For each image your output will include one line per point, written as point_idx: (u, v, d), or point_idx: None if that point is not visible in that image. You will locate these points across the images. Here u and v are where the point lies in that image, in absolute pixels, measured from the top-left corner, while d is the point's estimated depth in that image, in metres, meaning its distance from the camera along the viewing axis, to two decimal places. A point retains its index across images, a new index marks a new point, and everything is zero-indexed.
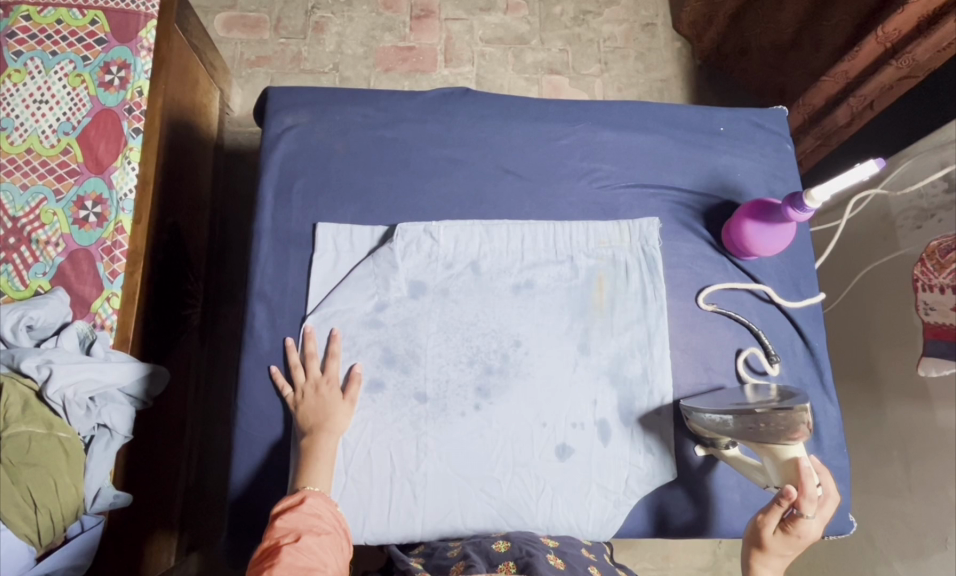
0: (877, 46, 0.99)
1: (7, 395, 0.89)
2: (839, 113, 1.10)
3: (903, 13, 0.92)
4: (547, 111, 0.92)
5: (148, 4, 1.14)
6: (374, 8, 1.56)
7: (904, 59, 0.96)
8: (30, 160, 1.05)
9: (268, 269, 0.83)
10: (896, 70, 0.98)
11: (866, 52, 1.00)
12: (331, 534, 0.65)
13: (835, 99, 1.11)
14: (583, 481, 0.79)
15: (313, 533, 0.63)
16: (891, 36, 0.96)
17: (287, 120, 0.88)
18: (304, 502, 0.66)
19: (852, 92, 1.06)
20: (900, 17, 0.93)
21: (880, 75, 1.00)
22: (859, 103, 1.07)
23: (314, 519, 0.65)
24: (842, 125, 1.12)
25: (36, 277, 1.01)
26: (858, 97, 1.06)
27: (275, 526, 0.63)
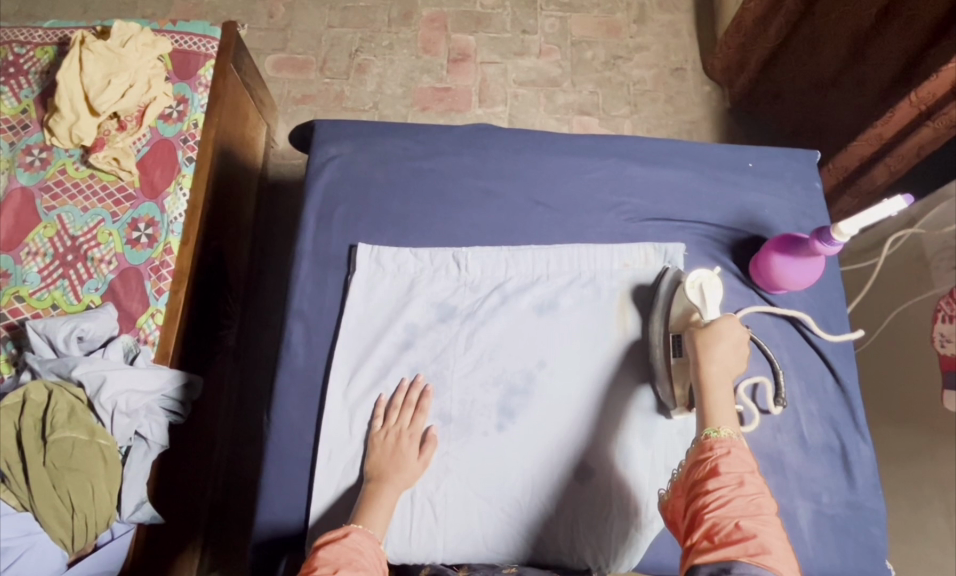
0: (910, 110, 1.02)
1: (56, 401, 0.94)
2: (877, 172, 1.14)
3: (937, 79, 0.96)
4: (578, 146, 0.96)
5: (208, 45, 1.24)
6: (414, 52, 1.65)
7: (941, 120, 0.99)
8: (92, 185, 1.14)
9: (307, 288, 0.87)
10: (932, 130, 1.01)
11: (900, 115, 1.04)
12: (370, 570, 0.63)
13: (870, 159, 1.15)
14: (605, 506, 0.79)
15: (351, 567, 0.61)
16: (924, 100, 1.00)
17: (331, 151, 0.93)
18: (347, 535, 0.65)
19: (888, 153, 1.10)
20: (934, 82, 0.97)
21: (918, 135, 1.03)
22: (897, 162, 1.10)
23: (355, 554, 0.63)
24: (881, 181, 1.15)
25: (89, 292, 1.08)
26: (895, 157, 1.09)
27: (316, 556, 0.63)
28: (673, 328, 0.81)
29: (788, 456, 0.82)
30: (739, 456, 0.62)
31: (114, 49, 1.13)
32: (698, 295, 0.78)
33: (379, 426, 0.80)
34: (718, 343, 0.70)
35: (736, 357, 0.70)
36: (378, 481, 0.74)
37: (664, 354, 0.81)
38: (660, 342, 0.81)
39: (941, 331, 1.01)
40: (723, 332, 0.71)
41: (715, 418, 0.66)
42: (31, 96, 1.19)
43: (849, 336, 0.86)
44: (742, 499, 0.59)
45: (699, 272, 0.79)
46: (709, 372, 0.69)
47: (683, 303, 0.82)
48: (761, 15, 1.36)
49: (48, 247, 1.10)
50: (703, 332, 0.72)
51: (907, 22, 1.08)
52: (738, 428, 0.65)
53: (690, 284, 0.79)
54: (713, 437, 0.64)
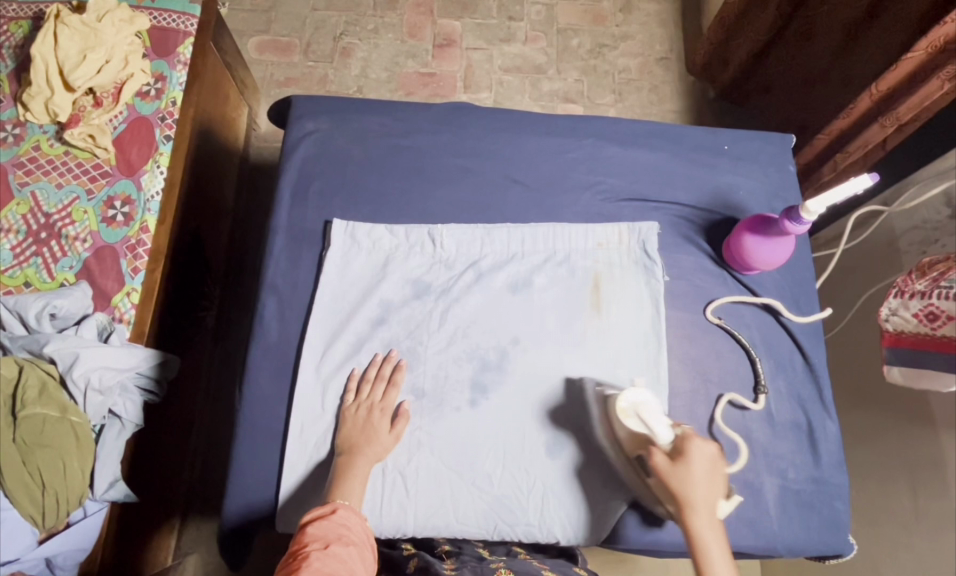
0: (869, 103, 1.05)
1: (26, 377, 0.94)
2: (827, 168, 1.19)
3: (894, 72, 0.98)
4: (557, 126, 0.96)
5: (187, 22, 1.23)
6: (399, 36, 1.64)
7: (887, 119, 1.03)
8: (67, 162, 1.12)
9: (281, 265, 0.87)
10: (881, 128, 1.04)
11: (860, 107, 1.07)
12: (360, 545, 0.64)
13: (826, 156, 1.20)
14: (573, 477, 0.80)
15: (341, 543, 0.62)
16: (880, 95, 1.02)
17: (309, 127, 0.93)
18: (336, 512, 0.65)
19: (840, 149, 1.15)
20: (891, 76, 0.99)
21: (868, 133, 1.07)
22: (845, 159, 1.15)
23: (344, 529, 0.64)
24: (830, 179, 1.21)
25: (62, 270, 1.07)
26: (846, 152, 1.13)
27: (305, 532, 0.63)
28: (632, 451, 0.75)
29: (756, 434, 0.83)
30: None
31: (89, 24, 1.11)
32: (639, 422, 0.72)
33: (351, 400, 0.80)
34: (693, 486, 0.66)
35: (713, 489, 0.66)
36: (350, 454, 0.75)
37: (636, 476, 0.76)
38: (623, 461, 0.77)
39: (889, 305, 0.91)
40: (691, 469, 0.66)
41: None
42: (5, 71, 1.16)
43: (818, 316, 0.87)
44: None
45: (628, 395, 0.74)
46: (694, 526, 0.65)
47: (625, 428, 0.75)
48: (745, 8, 1.38)
49: (21, 224, 1.08)
50: (670, 473, 0.67)
51: (895, 16, 1.05)
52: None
53: (623, 413, 0.74)
54: None
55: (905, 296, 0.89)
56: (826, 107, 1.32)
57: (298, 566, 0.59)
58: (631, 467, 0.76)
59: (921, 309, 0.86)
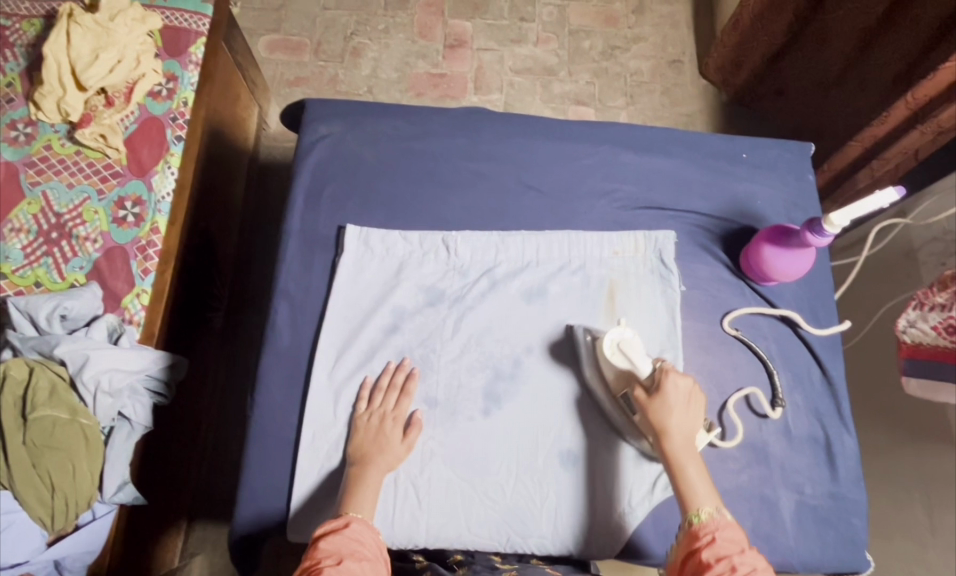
0: (906, 111, 1.00)
1: (37, 378, 0.94)
2: (863, 175, 1.14)
3: (931, 81, 0.93)
4: (572, 131, 0.95)
5: (199, 22, 1.22)
6: (409, 36, 1.63)
7: (929, 125, 0.98)
8: (78, 161, 1.12)
9: (293, 269, 0.86)
10: (921, 134, 1.00)
11: (895, 117, 1.02)
12: (373, 560, 0.63)
13: (858, 163, 1.15)
14: (585, 488, 0.79)
15: (354, 558, 0.61)
16: (918, 102, 0.97)
17: (322, 130, 0.92)
18: (348, 526, 0.65)
19: (876, 156, 1.09)
20: (929, 83, 0.94)
21: (906, 140, 1.02)
22: (881, 167, 1.10)
23: (357, 544, 0.63)
24: (866, 187, 1.16)
25: (73, 270, 1.06)
26: (882, 160, 1.08)
27: (317, 547, 0.62)
28: (617, 389, 0.78)
29: (772, 447, 0.82)
30: (727, 535, 0.63)
31: (102, 23, 1.11)
32: (623, 359, 0.75)
33: (363, 408, 0.79)
34: (671, 414, 0.70)
35: (690, 416, 0.71)
36: (362, 463, 0.74)
37: (621, 412, 0.79)
38: (609, 400, 0.79)
39: (908, 317, 0.89)
40: (669, 399, 0.71)
41: (693, 501, 0.67)
42: (17, 70, 1.16)
43: (836, 329, 0.86)
44: None
45: (612, 334, 0.76)
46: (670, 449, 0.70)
47: (611, 367, 0.77)
48: (760, 13, 1.33)
49: (32, 224, 1.08)
50: (651, 404, 0.71)
51: (914, 20, 1.05)
52: (716, 503, 0.67)
53: (610, 351, 0.76)
54: (697, 523, 0.64)
55: (924, 308, 0.88)
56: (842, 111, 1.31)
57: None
58: (617, 406, 0.79)
59: (940, 321, 0.85)
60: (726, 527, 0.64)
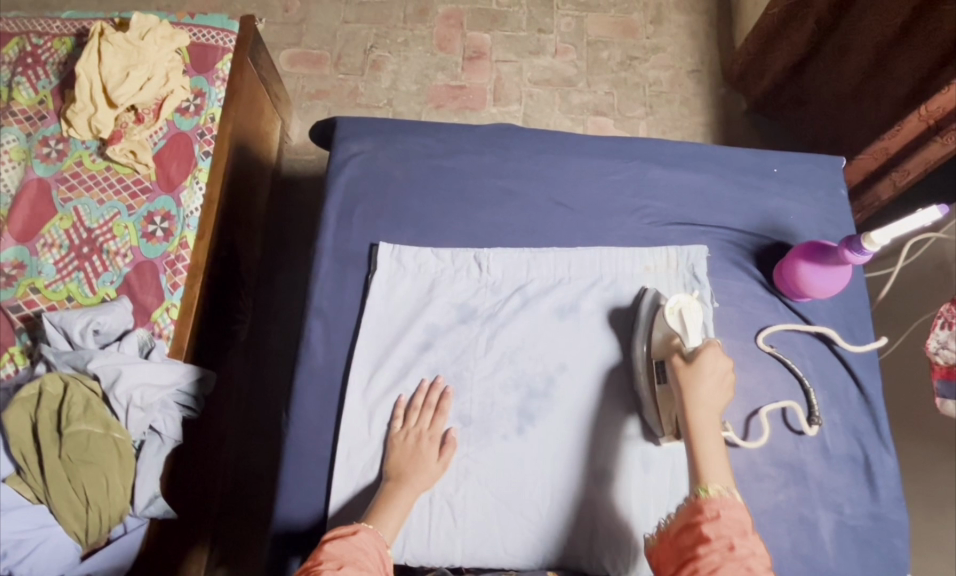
0: (921, 123, 1.01)
1: (72, 395, 0.94)
2: (882, 188, 1.15)
3: (947, 93, 0.95)
4: (601, 147, 0.95)
5: (226, 39, 1.24)
6: (429, 49, 1.64)
7: (948, 137, 0.99)
8: (108, 177, 1.13)
9: (327, 287, 0.87)
10: (941, 146, 1.01)
11: (909, 128, 1.03)
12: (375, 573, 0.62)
13: (875, 174, 1.15)
14: (621, 507, 0.78)
15: (355, 566, 0.60)
16: (934, 114, 0.99)
17: (353, 148, 0.93)
18: (356, 534, 0.64)
19: (895, 168, 1.10)
20: (945, 96, 0.96)
21: (925, 151, 1.03)
22: (902, 177, 1.11)
23: (360, 554, 0.62)
24: (886, 198, 1.17)
25: (104, 284, 1.08)
26: (902, 171, 1.10)
27: (322, 549, 0.62)
28: (656, 353, 0.79)
29: (810, 465, 0.81)
30: (732, 516, 0.62)
31: (132, 42, 1.12)
32: (678, 321, 0.79)
33: (398, 427, 0.79)
34: (701, 385, 0.70)
35: (719, 392, 0.71)
36: (396, 481, 0.74)
37: (650, 383, 0.79)
38: (646, 326, 0.82)
39: (937, 337, 0.92)
40: (705, 369, 0.71)
41: (705, 474, 0.65)
42: (48, 87, 1.18)
43: (873, 345, 0.85)
44: (733, 565, 0.58)
45: (679, 298, 0.80)
46: (696, 419, 0.69)
47: (662, 328, 0.80)
48: (783, 22, 1.34)
49: (64, 239, 1.09)
50: (686, 369, 0.72)
51: (930, 34, 1.05)
52: (727, 482, 0.65)
53: (670, 310, 0.80)
54: (703, 496, 0.63)
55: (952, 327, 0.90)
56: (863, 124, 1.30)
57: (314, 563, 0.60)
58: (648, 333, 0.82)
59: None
60: (732, 508, 0.62)
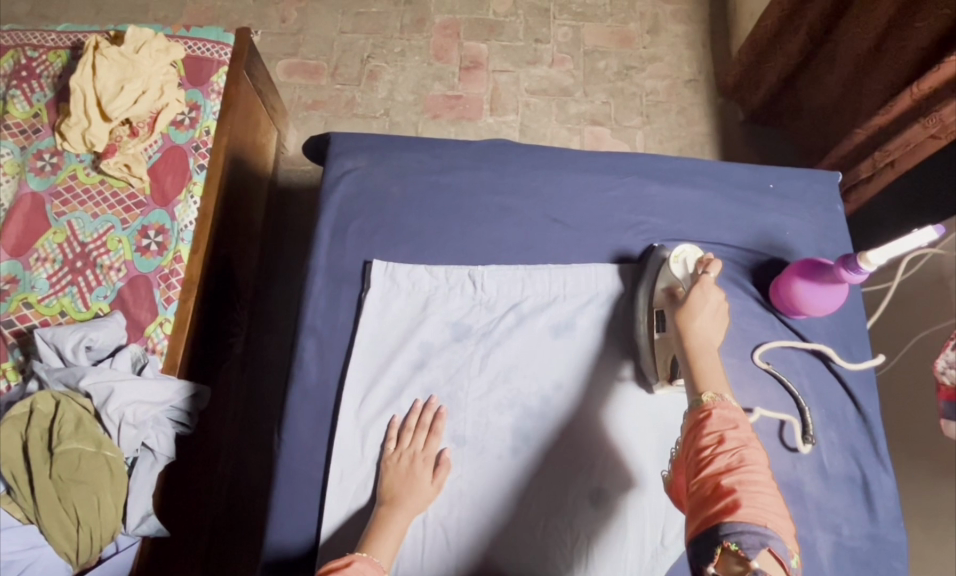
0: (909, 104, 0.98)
1: (63, 412, 0.93)
2: (862, 167, 1.09)
3: (937, 73, 0.91)
4: (596, 163, 0.94)
5: (221, 52, 1.24)
6: (425, 59, 1.64)
7: (931, 120, 0.94)
8: (102, 191, 1.13)
9: (321, 305, 0.86)
10: (923, 130, 0.96)
11: (898, 107, 0.99)
12: None
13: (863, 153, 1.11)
14: (618, 528, 0.77)
15: None
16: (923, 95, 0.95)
17: (347, 164, 0.92)
18: (351, 564, 0.61)
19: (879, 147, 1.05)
20: (934, 75, 0.92)
21: (907, 134, 0.98)
22: (883, 159, 1.05)
23: None
24: (866, 180, 1.11)
25: (97, 299, 1.07)
26: (883, 152, 1.04)
27: None
28: (657, 303, 0.81)
29: (808, 485, 0.80)
30: (725, 413, 0.62)
31: (127, 55, 1.12)
32: (680, 268, 0.83)
33: (392, 449, 0.78)
34: (693, 317, 0.71)
35: (716, 324, 0.71)
36: (391, 505, 0.73)
37: (649, 330, 0.82)
38: (645, 316, 0.82)
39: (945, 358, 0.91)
40: (697, 304, 0.72)
41: (702, 383, 0.66)
42: (43, 101, 1.18)
43: (871, 363, 0.84)
44: (725, 455, 0.58)
45: (684, 247, 0.84)
46: (692, 344, 0.69)
47: (666, 278, 0.83)
48: (776, 31, 1.32)
49: (57, 253, 1.09)
50: (680, 308, 0.73)
51: (899, 50, 1.08)
52: (723, 389, 0.65)
53: (674, 258, 0.83)
54: (701, 401, 0.64)
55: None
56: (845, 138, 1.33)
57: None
58: (650, 320, 0.82)
59: None
60: (725, 406, 0.62)
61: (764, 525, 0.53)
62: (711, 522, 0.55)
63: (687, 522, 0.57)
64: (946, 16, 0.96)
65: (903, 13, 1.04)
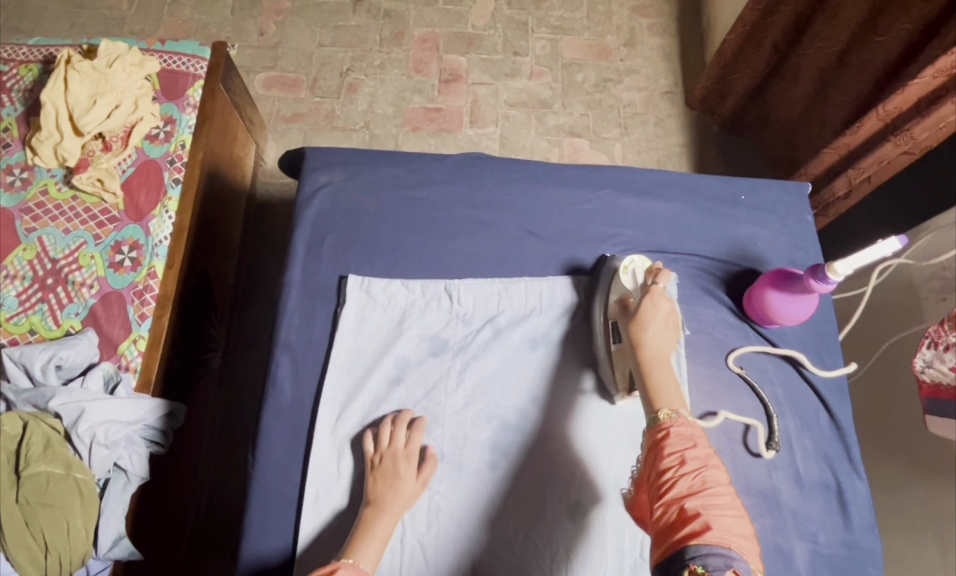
0: (877, 122, 0.99)
1: (31, 434, 0.91)
2: (838, 184, 1.10)
3: (904, 93, 0.93)
4: (572, 176, 0.95)
5: (197, 65, 1.22)
6: (405, 72, 1.64)
7: (902, 137, 0.96)
8: (74, 207, 1.10)
9: (295, 320, 0.85)
10: (894, 147, 0.98)
11: (867, 127, 1.01)
12: None
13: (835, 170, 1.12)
14: (597, 540, 0.77)
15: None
16: (891, 114, 0.97)
17: (322, 179, 0.92)
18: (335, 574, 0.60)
19: (852, 165, 1.06)
20: (901, 96, 0.94)
21: (880, 151, 1.00)
22: (857, 176, 1.06)
23: None
24: (843, 196, 1.12)
25: (69, 316, 1.04)
26: (858, 169, 1.05)
27: None
28: (611, 315, 0.81)
29: (784, 493, 0.81)
30: (684, 432, 0.62)
31: (100, 69, 1.11)
32: (630, 280, 0.82)
33: (372, 449, 0.76)
34: (647, 328, 0.71)
35: (668, 333, 0.71)
36: (375, 508, 0.71)
37: (605, 342, 0.82)
38: (601, 328, 0.82)
39: (923, 356, 0.90)
40: (648, 315, 0.72)
41: (658, 400, 0.66)
42: (13, 115, 1.16)
43: (843, 371, 0.85)
44: (686, 478, 0.59)
45: (632, 258, 0.84)
46: (647, 356, 0.70)
47: (617, 291, 0.83)
48: (740, 47, 1.35)
49: (27, 270, 1.06)
50: (633, 318, 0.73)
51: (864, 63, 1.10)
52: (679, 405, 0.66)
53: (623, 269, 0.83)
54: (663, 419, 0.64)
55: (939, 348, 0.88)
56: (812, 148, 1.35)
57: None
58: (606, 333, 0.82)
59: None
60: (681, 424, 0.63)
61: (728, 548, 0.53)
62: (677, 547, 0.55)
63: (655, 549, 0.57)
64: (910, 32, 0.98)
65: (866, 27, 1.07)
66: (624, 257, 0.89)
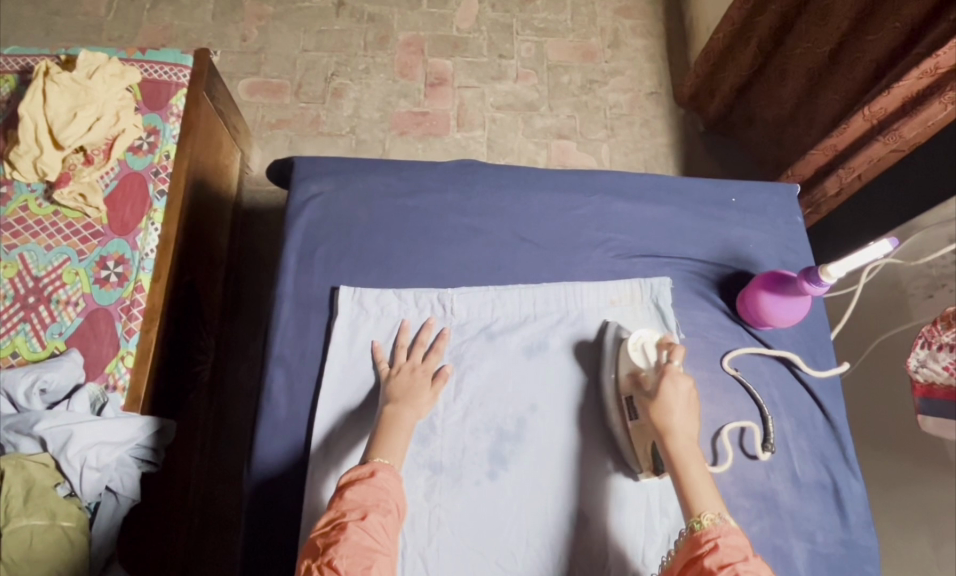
0: (865, 124, 1.01)
1: (9, 486, 0.87)
2: (828, 184, 1.12)
3: (890, 95, 0.95)
4: (563, 182, 0.95)
5: (180, 73, 1.20)
6: (390, 76, 1.63)
7: (891, 136, 0.98)
8: (56, 222, 1.08)
9: (289, 333, 0.84)
10: (884, 146, 1.00)
11: (854, 127, 1.03)
12: (395, 511, 0.65)
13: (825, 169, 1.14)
14: (599, 549, 0.77)
15: (379, 510, 0.63)
16: (878, 115, 0.98)
17: (313, 189, 0.91)
18: (376, 474, 0.66)
19: (842, 165, 1.08)
20: (887, 98, 0.95)
21: (869, 151, 1.02)
22: (848, 175, 1.08)
23: (383, 493, 0.65)
24: (833, 195, 1.14)
25: (53, 337, 1.01)
26: (848, 169, 1.07)
27: (343, 497, 0.64)
28: (623, 390, 0.80)
29: (782, 494, 0.81)
30: (730, 543, 0.61)
31: (79, 81, 1.08)
32: (641, 356, 0.80)
33: (400, 360, 0.82)
34: (671, 414, 0.71)
35: (691, 417, 0.72)
36: (396, 403, 0.75)
37: (621, 418, 0.80)
38: (614, 403, 0.81)
39: (916, 356, 0.91)
40: (670, 398, 0.72)
41: (697, 504, 0.65)
42: None
43: (836, 371, 0.86)
44: None
45: (641, 332, 0.82)
46: (674, 448, 0.70)
47: (626, 365, 0.80)
48: (729, 44, 1.37)
49: (8, 289, 1.04)
50: (654, 401, 0.73)
51: (853, 63, 1.11)
52: (719, 509, 0.65)
53: (632, 345, 0.81)
54: (700, 529, 0.63)
55: (932, 348, 0.88)
56: (800, 147, 1.36)
57: (336, 537, 0.60)
58: (620, 408, 0.80)
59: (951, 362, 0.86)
60: (728, 533, 0.61)
61: None
62: None
63: None
64: (897, 30, 0.99)
65: (854, 28, 1.08)
66: (642, 292, 0.88)
